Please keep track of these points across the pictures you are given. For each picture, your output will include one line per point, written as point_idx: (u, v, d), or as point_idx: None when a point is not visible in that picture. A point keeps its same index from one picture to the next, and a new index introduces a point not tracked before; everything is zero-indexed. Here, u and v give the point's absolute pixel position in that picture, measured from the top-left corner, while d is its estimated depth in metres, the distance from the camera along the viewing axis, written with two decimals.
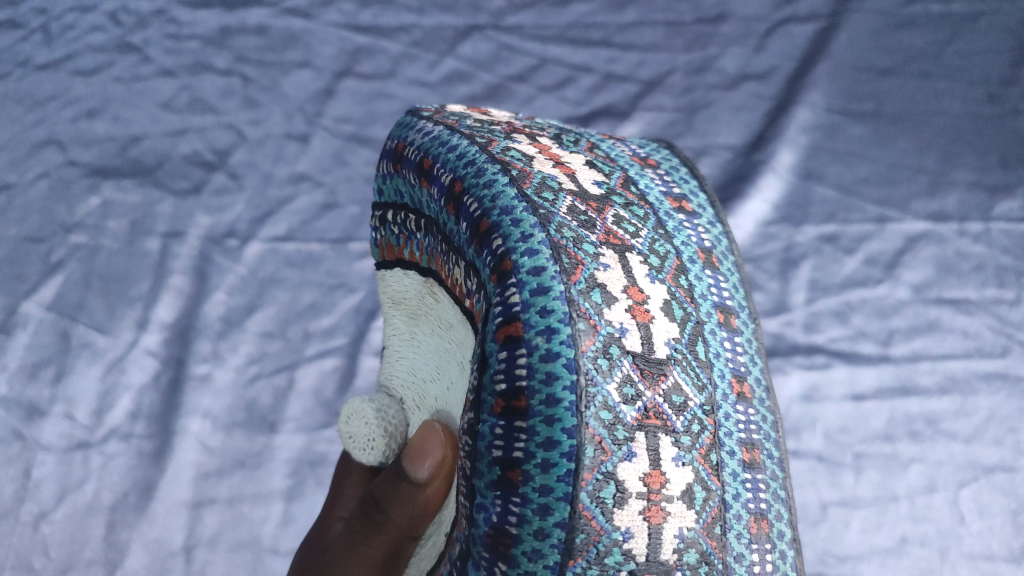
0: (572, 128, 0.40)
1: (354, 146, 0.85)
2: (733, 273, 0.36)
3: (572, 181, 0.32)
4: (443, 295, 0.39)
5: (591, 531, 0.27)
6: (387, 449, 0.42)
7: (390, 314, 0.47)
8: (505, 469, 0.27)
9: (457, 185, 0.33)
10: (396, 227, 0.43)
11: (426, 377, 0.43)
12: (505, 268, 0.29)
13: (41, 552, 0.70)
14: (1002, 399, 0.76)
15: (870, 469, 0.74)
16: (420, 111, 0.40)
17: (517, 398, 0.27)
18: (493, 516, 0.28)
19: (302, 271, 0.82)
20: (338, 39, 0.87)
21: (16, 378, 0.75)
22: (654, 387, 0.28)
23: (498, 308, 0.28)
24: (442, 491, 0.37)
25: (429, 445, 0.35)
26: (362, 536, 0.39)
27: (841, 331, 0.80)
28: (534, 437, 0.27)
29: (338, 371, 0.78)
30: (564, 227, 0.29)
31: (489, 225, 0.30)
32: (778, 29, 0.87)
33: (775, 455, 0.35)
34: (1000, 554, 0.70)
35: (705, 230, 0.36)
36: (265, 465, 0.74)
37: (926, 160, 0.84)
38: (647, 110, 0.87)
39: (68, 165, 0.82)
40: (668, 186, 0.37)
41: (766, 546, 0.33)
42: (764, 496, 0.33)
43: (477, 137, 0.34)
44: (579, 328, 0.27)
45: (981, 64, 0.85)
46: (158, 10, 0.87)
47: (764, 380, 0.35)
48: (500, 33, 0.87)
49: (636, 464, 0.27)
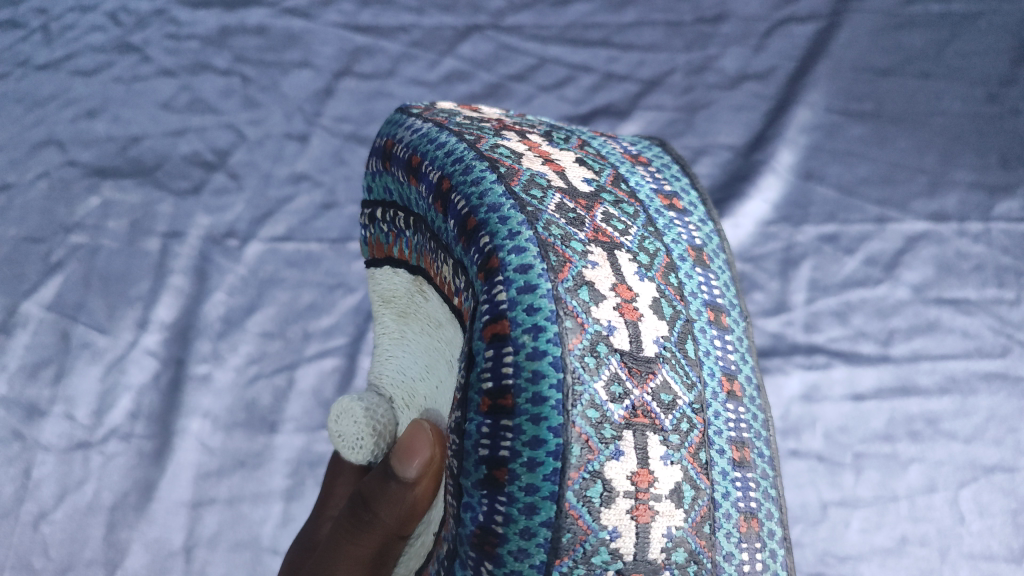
0: (563, 126, 0.40)
1: (353, 146, 0.85)
2: (724, 271, 0.36)
3: (561, 178, 0.32)
4: (432, 293, 0.39)
5: (578, 530, 0.27)
6: (375, 447, 0.43)
7: (380, 313, 0.47)
8: (491, 467, 0.27)
9: (444, 183, 0.33)
10: (386, 225, 0.43)
11: (415, 376, 0.43)
12: (492, 266, 0.29)
13: (41, 552, 0.70)
14: (1002, 400, 0.76)
15: (870, 469, 0.74)
16: (410, 109, 0.40)
17: (504, 396, 0.27)
18: (479, 515, 0.28)
19: (301, 271, 0.82)
20: (338, 40, 0.87)
21: (16, 378, 0.75)
22: (642, 385, 0.28)
23: (486, 305, 0.28)
24: (430, 491, 0.37)
25: (417, 444, 0.35)
26: (350, 535, 0.39)
27: (840, 331, 0.80)
28: (521, 435, 0.27)
29: (338, 371, 0.78)
30: (552, 225, 0.29)
31: (477, 222, 0.30)
32: (778, 28, 0.87)
33: (766, 453, 0.35)
34: (1000, 554, 0.70)
35: (696, 228, 0.36)
36: (265, 464, 0.74)
37: (926, 159, 0.84)
38: (647, 110, 0.86)
39: (69, 165, 0.82)
40: (658, 184, 0.37)
41: (755, 545, 0.33)
42: (753, 495, 0.33)
43: (466, 134, 0.34)
44: (566, 326, 0.27)
45: (981, 65, 0.85)
46: (159, 11, 0.87)
47: (755, 378, 0.35)
48: (499, 33, 0.87)
49: (624, 463, 0.27)
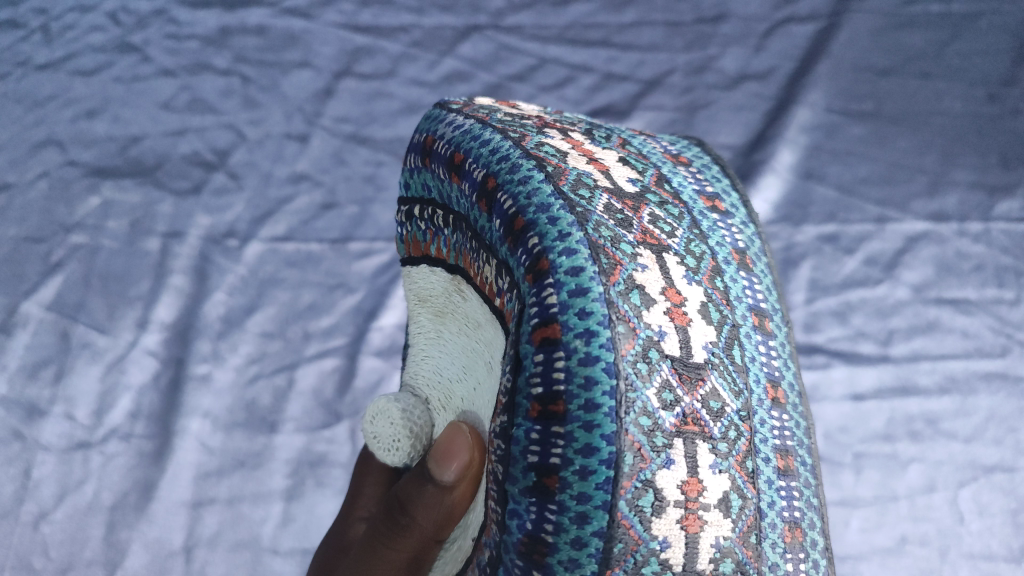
0: (603, 124, 0.40)
1: (353, 146, 0.85)
2: (766, 275, 0.37)
3: (606, 178, 0.32)
4: (471, 293, 0.39)
5: (630, 540, 0.27)
6: (412, 450, 0.42)
7: (416, 312, 0.47)
8: (542, 474, 0.27)
9: (490, 181, 0.32)
10: (424, 223, 0.43)
11: (453, 376, 0.43)
12: (541, 268, 0.28)
13: (41, 552, 0.70)
14: (1002, 399, 0.76)
15: (870, 469, 0.74)
16: (449, 105, 0.39)
17: (555, 402, 0.27)
18: (527, 522, 0.28)
19: (302, 271, 0.81)
20: (339, 40, 0.87)
21: (16, 378, 0.75)
22: (692, 393, 0.28)
23: (535, 308, 0.28)
24: (468, 492, 0.37)
25: (456, 447, 0.35)
26: (386, 538, 0.39)
27: (840, 331, 0.80)
28: (573, 443, 0.27)
29: (338, 371, 0.78)
30: (601, 226, 0.29)
31: (525, 223, 0.30)
32: (778, 29, 0.87)
33: (808, 462, 0.35)
34: (1000, 554, 0.70)
35: (739, 230, 0.37)
36: (265, 464, 0.74)
37: (926, 160, 0.84)
38: (647, 110, 0.86)
39: (69, 165, 0.82)
40: (700, 185, 0.37)
41: (799, 555, 0.33)
42: (797, 504, 0.33)
43: (510, 132, 0.34)
44: (617, 331, 0.27)
45: (981, 65, 0.85)
46: (159, 11, 0.88)
47: (797, 385, 0.36)
48: (499, 33, 0.87)
49: (674, 471, 0.27)
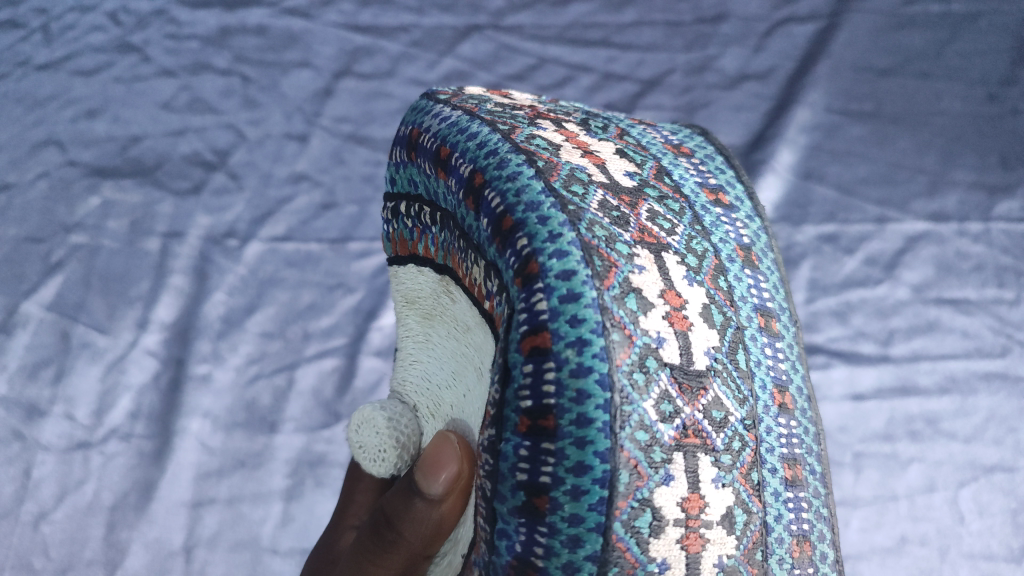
0: (600, 114, 0.40)
1: (352, 146, 0.85)
2: (773, 272, 0.37)
3: (602, 172, 0.32)
4: (461, 295, 0.39)
5: (626, 563, 0.27)
6: (398, 460, 0.43)
7: (404, 314, 0.47)
8: (531, 494, 0.28)
9: (477, 178, 0.32)
10: (411, 220, 0.43)
11: (441, 383, 0.43)
12: (530, 271, 0.28)
13: (41, 552, 0.70)
14: (1002, 399, 0.76)
15: (870, 468, 0.75)
16: (437, 96, 0.39)
17: (545, 417, 0.27)
18: (516, 544, 0.28)
19: (301, 271, 0.82)
20: (338, 40, 0.87)
21: (16, 378, 0.75)
22: (692, 402, 0.28)
23: (524, 315, 0.28)
24: (457, 507, 0.37)
25: (444, 458, 0.35)
26: (374, 554, 0.39)
27: (840, 331, 0.80)
28: (564, 461, 0.27)
29: (337, 371, 0.78)
30: (595, 225, 0.29)
31: (514, 222, 0.29)
32: (777, 28, 0.87)
33: (817, 470, 0.35)
34: (1000, 554, 0.71)
35: (743, 225, 0.37)
36: (264, 464, 0.74)
37: (926, 160, 0.84)
38: (646, 110, 0.86)
39: (69, 165, 0.82)
40: (703, 177, 0.37)
41: (807, 570, 0.33)
42: (805, 516, 0.33)
43: (499, 124, 0.34)
44: (612, 339, 0.27)
45: (980, 64, 0.84)
46: (159, 11, 0.87)
47: (806, 389, 0.36)
48: (499, 33, 0.87)
49: (674, 488, 0.28)
